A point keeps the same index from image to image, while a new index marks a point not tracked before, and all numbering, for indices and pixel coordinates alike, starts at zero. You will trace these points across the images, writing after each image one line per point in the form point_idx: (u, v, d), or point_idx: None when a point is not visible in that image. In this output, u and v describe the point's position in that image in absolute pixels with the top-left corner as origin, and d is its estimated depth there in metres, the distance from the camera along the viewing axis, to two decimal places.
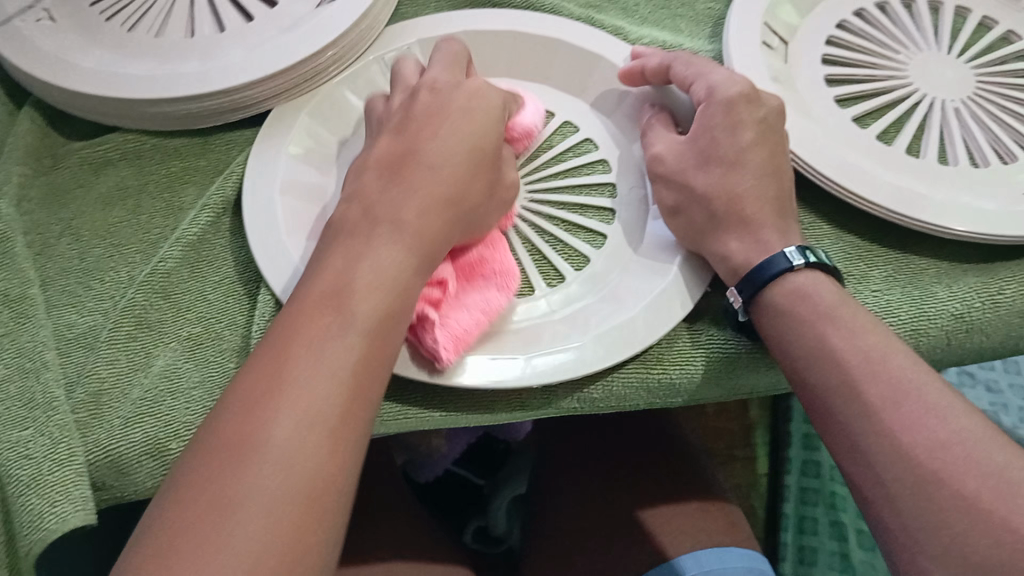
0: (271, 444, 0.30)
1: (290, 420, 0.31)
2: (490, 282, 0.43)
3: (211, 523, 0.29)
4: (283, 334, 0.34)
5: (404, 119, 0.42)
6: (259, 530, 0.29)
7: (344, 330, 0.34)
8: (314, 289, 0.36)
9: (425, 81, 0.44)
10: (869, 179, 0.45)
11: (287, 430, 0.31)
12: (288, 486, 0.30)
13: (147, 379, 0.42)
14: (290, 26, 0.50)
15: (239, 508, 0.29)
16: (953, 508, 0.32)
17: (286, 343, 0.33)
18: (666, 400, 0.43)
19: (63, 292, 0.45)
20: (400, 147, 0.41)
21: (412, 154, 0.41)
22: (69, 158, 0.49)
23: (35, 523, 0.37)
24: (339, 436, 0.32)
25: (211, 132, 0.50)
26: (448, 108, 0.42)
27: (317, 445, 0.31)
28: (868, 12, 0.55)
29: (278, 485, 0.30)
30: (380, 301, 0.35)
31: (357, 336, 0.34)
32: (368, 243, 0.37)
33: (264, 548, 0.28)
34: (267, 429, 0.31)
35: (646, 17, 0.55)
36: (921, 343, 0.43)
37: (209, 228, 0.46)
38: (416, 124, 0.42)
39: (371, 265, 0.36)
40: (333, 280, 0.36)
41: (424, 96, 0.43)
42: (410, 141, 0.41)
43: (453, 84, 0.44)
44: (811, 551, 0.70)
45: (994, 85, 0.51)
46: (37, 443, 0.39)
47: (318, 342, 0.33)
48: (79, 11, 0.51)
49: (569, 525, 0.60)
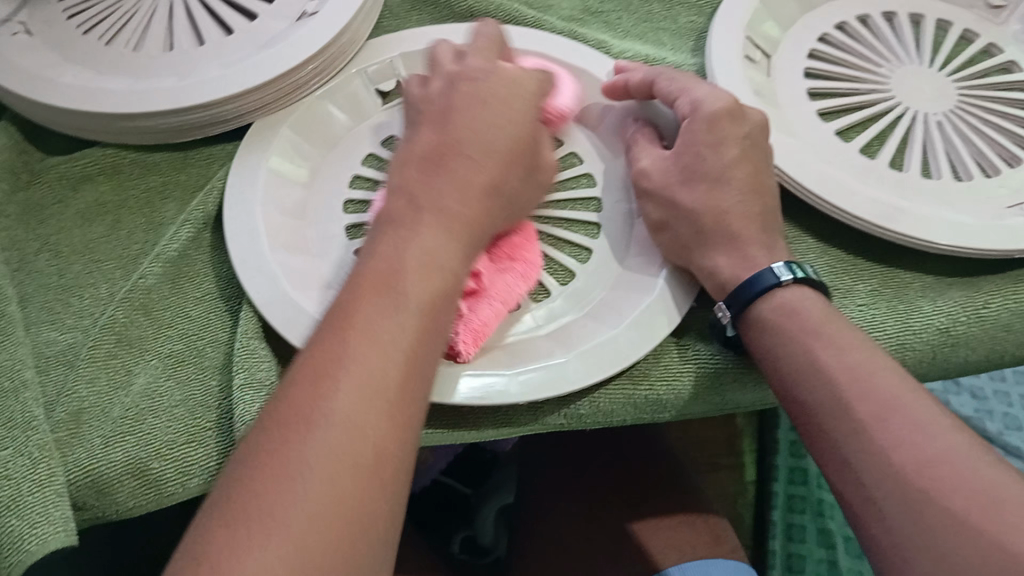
0: (331, 417, 0.31)
1: (348, 395, 0.31)
2: (518, 270, 0.43)
3: (274, 492, 0.29)
4: (340, 313, 0.34)
5: (440, 108, 0.41)
6: (321, 499, 0.29)
7: (397, 311, 0.34)
8: (367, 269, 0.35)
9: (463, 69, 0.43)
10: (853, 193, 0.46)
11: (346, 404, 0.31)
12: (348, 460, 0.30)
13: (128, 397, 0.41)
14: (271, 40, 0.49)
15: (299, 478, 0.29)
16: (943, 526, 0.32)
17: (344, 322, 0.33)
18: (653, 416, 0.43)
19: (41, 310, 0.44)
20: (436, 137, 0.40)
21: (453, 143, 0.40)
22: (46, 173, 0.48)
23: (13, 546, 0.36)
24: (395, 413, 0.32)
25: (192, 146, 0.49)
26: (484, 97, 0.41)
27: (374, 420, 0.31)
28: (850, 25, 0.55)
29: (338, 458, 0.30)
30: (431, 283, 0.35)
31: (410, 317, 0.34)
32: (413, 229, 0.37)
33: (325, 517, 0.29)
34: (326, 403, 0.31)
35: (629, 30, 0.55)
36: (907, 357, 0.43)
37: (190, 244, 0.46)
38: (455, 113, 0.41)
39: (417, 252, 0.36)
40: (384, 263, 0.35)
41: (462, 84, 0.42)
42: (446, 131, 0.40)
43: (490, 71, 0.42)
44: (798, 559, 0.68)
45: (975, 98, 0.52)
46: (16, 464, 0.38)
47: (373, 321, 0.33)
48: (56, 25, 0.50)
49: (551, 538, 0.59)
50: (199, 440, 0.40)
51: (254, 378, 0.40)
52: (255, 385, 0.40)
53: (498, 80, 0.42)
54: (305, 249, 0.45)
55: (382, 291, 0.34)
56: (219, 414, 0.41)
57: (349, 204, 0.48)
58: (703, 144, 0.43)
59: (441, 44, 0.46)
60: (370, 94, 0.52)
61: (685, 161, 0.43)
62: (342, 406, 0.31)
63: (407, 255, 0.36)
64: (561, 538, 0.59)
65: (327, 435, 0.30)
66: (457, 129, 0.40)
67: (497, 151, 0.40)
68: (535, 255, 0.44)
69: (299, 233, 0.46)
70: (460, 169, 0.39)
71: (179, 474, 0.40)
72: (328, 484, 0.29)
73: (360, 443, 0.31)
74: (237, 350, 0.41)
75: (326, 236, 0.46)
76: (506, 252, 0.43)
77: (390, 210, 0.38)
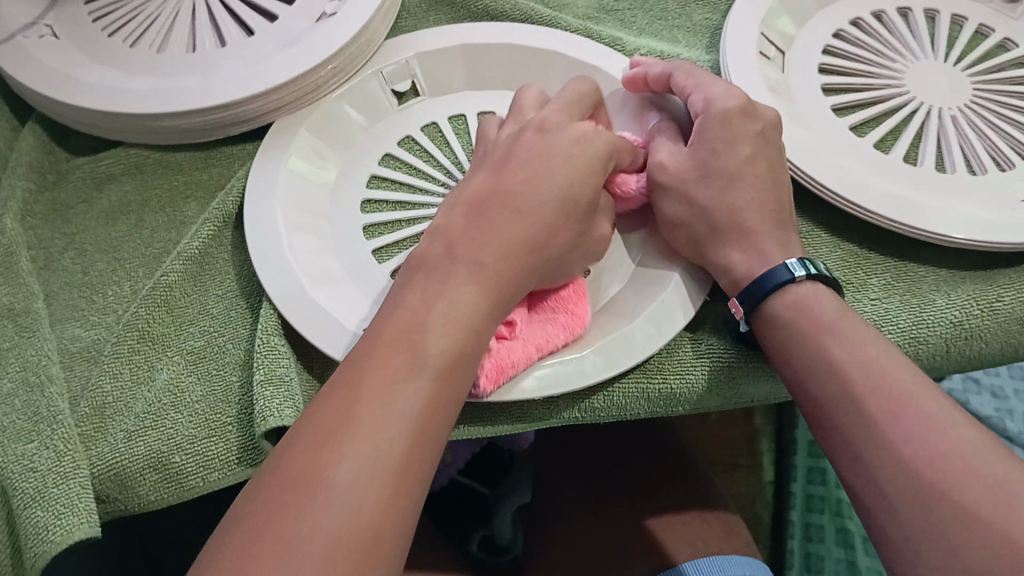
0: (335, 484, 0.30)
1: (356, 462, 0.30)
2: (558, 317, 0.41)
3: (267, 564, 0.28)
4: (352, 374, 0.33)
5: (509, 159, 0.42)
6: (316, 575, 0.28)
7: (413, 374, 0.33)
8: (385, 329, 0.35)
9: (535, 121, 0.44)
10: (868, 188, 0.46)
11: (353, 471, 0.30)
12: (349, 531, 0.29)
13: (151, 393, 0.42)
14: (290, 41, 0.50)
15: (296, 551, 0.28)
16: (954, 520, 0.32)
17: (357, 384, 0.33)
18: (667, 409, 0.43)
19: (67, 307, 0.45)
20: (496, 189, 0.41)
21: (504, 196, 0.40)
22: (72, 174, 0.49)
23: (39, 536, 0.37)
24: (403, 483, 0.31)
25: (214, 146, 0.50)
26: (551, 152, 0.42)
27: (380, 489, 0.30)
28: (865, 22, 0.55)
29: (339, 529, 0.29)
30: (450, 345, 0.35)
31: (427, 380, 0.33)
32: (447, 280, 0.37)
33: None
34: (333, 469, 0.30)
35: (644, 28, 0.56)
36: (920, 352, 0.43)
37: (210, 241, 0.46)
38: (515, 165, 0.42)
39: (445, 306, 0.36)
40: (406, 320, 0.35)
41: (531, 137, 0.43)
42: (507, 185, 0.41)
43: (562, 125, 0.43)
44: (818, 559, 0.68)
45: (990, 92, 0.52)
46: (42, 457, 0.39)
47: (388, 384, 0.33)
48: (81, 27, 0.51)
49: (565, 535, 0.60)
50: (221, 435, 0.41)
51: (274, 373, 0.41)
52: (275, 379, 0.40)
53: (568, 136, 0.43)
54: (323, 247, 0.46)
55: (400, 353, 0.34)
56: (240, 410, 0.42)
57: (366, 204, 0.49)
58: (717, 141, 0.43)
59: (531, 89, 0.47)
60: (385, 95, 0.52)
61: (700, 158, 0.43)
62: (347, 477, 0.30)
63: (435, 309, 0.36)
64: (576, 532, 0.60)
65: (329, 504, 0.29)
66: (515, 182, 0.41)
67: (548, 207, 0.40)
68: (583, 305, 0.42)
69: (317, 231, 0.47)
70: (507, 221, 0.39)
71: (201, 468, 0.40)
72: (328, 558, 0.28)
73: (361, 517, 0.29)
74: (257, 346, 0.42)
75: (344, 235, 0.47)
76: (549, 305, 0.42)
77: (427, 251, 0.39)
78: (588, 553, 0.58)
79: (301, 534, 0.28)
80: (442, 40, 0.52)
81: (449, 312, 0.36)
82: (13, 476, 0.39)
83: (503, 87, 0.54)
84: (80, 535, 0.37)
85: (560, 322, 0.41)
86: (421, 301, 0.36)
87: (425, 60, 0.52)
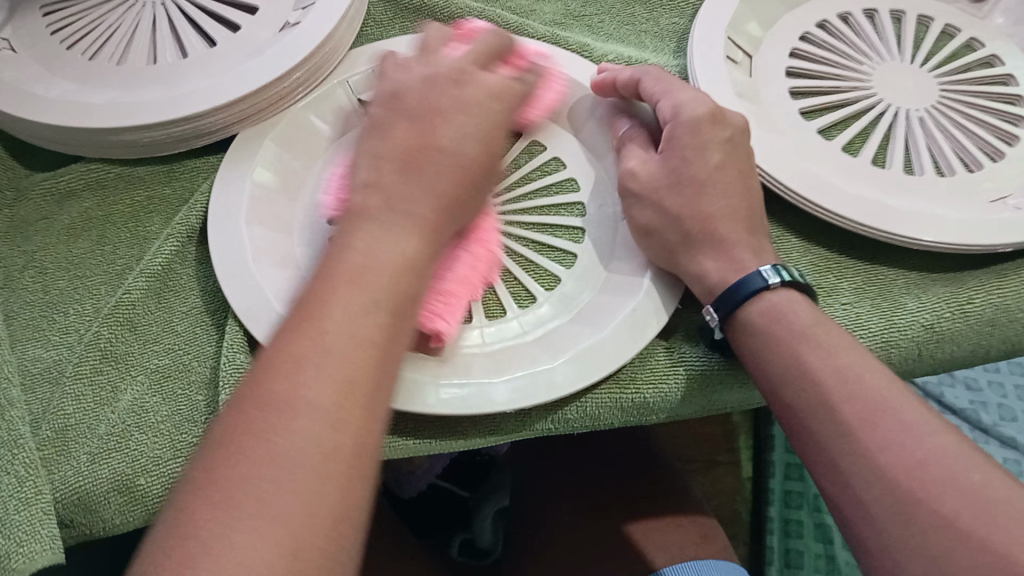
0: (309, 412, 0.29)
1: (328, 390, 0.30)
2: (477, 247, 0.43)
3: (251, 487, 0.28)
4: (312, 303, 0.32)
5: (419, 108, 0.40)
6: (300, 495, 0.28)
7: (373, 303, 0.33)
8: (336, 262, 0.34)
9: (439, 73, 0.41)
10: (837, 192, 0.46)
11: (325, 399, 0.30)
12: (328, 455, 0.29)
13: (114, 414, 0.41)
14: (254, 52, 0.49)
15: (277, 474, 0.28)
16: (934, 529, 0.32)
17: (318, 313, 0.32)
18: (641, 419, 0.43)
19: (26, 326, 0.44)
20: (413, 140, 0.39)
21: (428, 147, 0.38)
22: (32, 191, 0.48)
23: (2, 565, 0.37)
24: (371, 411, 0.31)
25: (177, 159, 0.49)
26: (468, 105, 0.40)
27: (353, 415, 0.30)
28: (832, 24, 0.55)
29: (319, 454, 0.29)
30: (404, 279, 0.34)
31: (386, 310, 0.33)
32: (383, 230, 0.35)
33: (304, 514, 0.28)
34: (304, 396, 0.30)
35: (611, 33, 0.55)
36: (892, 356, 0.43)
37: (174, 258, 0.45)
38: (430, 119, 0.39)
39: (387, 253, 0.35)
40: (354, 258, 0.34)
41: (445, 87, 0.41)
42: (424, 136, 0.39)
43: (469, 78, 0.41)
44: (797, 555, 0.68)
45: (956, 93, 0.52)
46: (2, 483, 0.38)
47: (349, 312, 0.32)
48: (38, 42, 0.50)
49: (546, 541, 0.59)
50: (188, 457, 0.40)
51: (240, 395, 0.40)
52: None
53: (480, 89, 0.41)
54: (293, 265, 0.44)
55: (358, 282, 0.33)
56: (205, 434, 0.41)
57: None
58: (688, 148, 0.43)
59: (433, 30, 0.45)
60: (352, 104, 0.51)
61: (671, 166, 0.43)
62: (321, 403, 0.30)
63: (376, 258, 0.34)
64: (555, 541, 0.59)
65: (304, 436, 0.29)
66: (437, 134, 0.39)
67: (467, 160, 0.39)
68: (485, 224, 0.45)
69: (281, 247, 0.45)
70: (433, 173, 0.38)
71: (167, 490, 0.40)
72: (311, 478, 0.28)
73: (336, 446, 0.29)
74: (223, 365, 0.41)
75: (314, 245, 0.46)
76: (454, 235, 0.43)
77: (364, 203, 0.36)
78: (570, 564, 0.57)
79: (284, 460, 0.28)
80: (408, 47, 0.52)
81: (397, 255, 0.35)
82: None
83: None
84: (42, 563, 0.37)
85: (482, 251, 0.44)
86: (364, 245, 0.35)
87: None
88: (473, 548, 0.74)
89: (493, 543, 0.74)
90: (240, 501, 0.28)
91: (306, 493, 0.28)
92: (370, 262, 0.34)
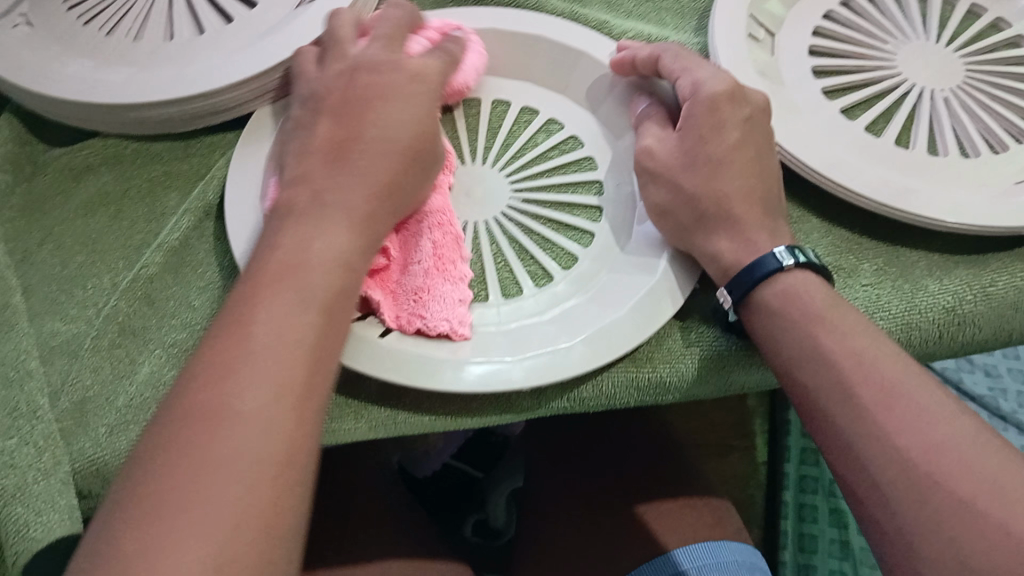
0: (241, 412, 0.30)
1: (259, 389, 0.30)
2: (434, 230, 0.43)
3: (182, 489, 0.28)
4: (240, 305, 0.33)
5: (345, 103, 0.41)
6: (237, 493, 0.28)
7: (305, 305, 0.33)
8: (271, 261, 0.35)
9: (365, 65, 0.42)
10: (859, 172, 0.45)
11: (257, 399, 0.30)
12: (263, 452, 0.29)
13: (132, 387, 0.41)
14: (270, 28, 0.49)
15: (212, 473, 0.28)
16: (949, 513, 0.32)
17: (247, 317, 0.32)
18: (658, 398, 0.43)
19: (45, 300, 0.44)
20: (340, 133, 0.40)
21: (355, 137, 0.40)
22: (50, 165, 0.48)
23: (20, 534, 0.37)
24: (304, 409, 0.31)
25: (194, 135, 0.49)
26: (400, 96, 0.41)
27: (284, 416, 0.30)
28: (856, 2, 0.54)
29: (252, 450, 0.29)
30: (337, 278, 0.35)
31: (317, 311, 0.33)
32: (321, 223, 0.36)
33: (240, 511, 0.28)
34: (236, 397, 0.30)
35: (631, 10, 0.55)
36: (911, 336, 0.42)
37: (191, 232, 0.45)
38: (355, 111, 0.40)
39: (324, 245, 0.36)
40: (291, 254, 0.35)
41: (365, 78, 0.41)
42: (349, 130, 0.40)
43: (393, 66, 0.42)
44: (811, 539, 0.70)
45: (982, 73, 0.51)
46: (22, 453, 0.39)
47: (280, 315, 0.32)
48: (55, 17, 0.50)
49: (557, 523, 0.60)
50: None
51: None
52: None
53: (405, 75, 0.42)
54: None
55: (289, 282, 0.34)
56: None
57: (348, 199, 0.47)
58: (705, 127, 0.42)
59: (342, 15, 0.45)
60: None
61: (687, 145, 0.43)
62: (251, 401, 0.30)
63: (317, 248, 0.35)
64: (565, 521, 0.59)
65: (237, 435, 0.29)
66: (367, 126, 0.40)
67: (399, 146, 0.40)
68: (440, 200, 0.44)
69: None
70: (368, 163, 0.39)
71: None
72: (246, 477, 0.29)
73: (272, 444, 0.30)
74: None
75: None
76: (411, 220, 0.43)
77: (292, 199, 0.38)
78: (584, 548, 0.57)
79: (217, 461, 0.28)
80: None
81: (333, 249, 0.36)
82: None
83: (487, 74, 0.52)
84: (60, 532, 0.37)
85: (443, 233, 0.43)
86: (301, 241, 0.36)
87: None
88: (487, 528, 0.77)
89: (506, 524, 0.77)
90: (173, 503, 0.27)
91: (241, 493, 0.28)
92: (293, 259, 0.35)
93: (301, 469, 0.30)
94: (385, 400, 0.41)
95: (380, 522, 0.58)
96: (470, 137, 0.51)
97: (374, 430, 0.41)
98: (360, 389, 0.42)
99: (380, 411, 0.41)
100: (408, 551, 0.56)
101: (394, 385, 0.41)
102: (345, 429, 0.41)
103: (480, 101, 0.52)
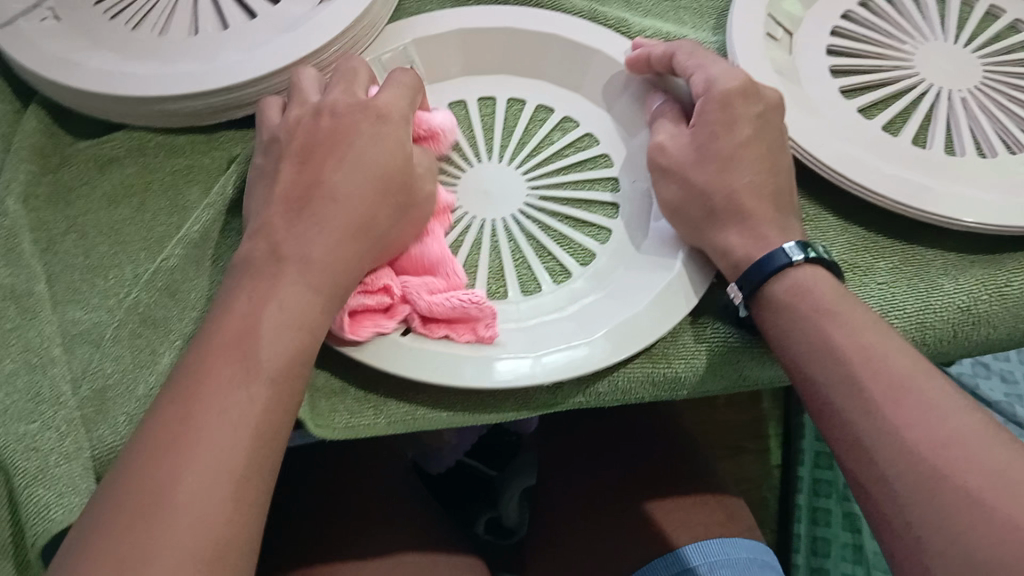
0: (176, 503, 0.30)
1: (197, 477, 0.31)
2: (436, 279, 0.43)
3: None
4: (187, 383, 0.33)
5: (309, 150, 0.41)
6: None
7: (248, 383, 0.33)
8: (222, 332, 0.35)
9: (330, 104, 0.42)
10: (874, 170, 0.45)
11: (194, 488, 0.31)
12: (196, 545, 0.30)
13: (153, 376, 0.42)
14: (292, 23, 0.49)
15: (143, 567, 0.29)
16: (955, 507, 0.32)
17: (190, 399, 0.32)
18: (671, 394, 0.43)
19: (68, 288, 0.45)
20: (301, 181, 0.40)
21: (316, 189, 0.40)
22: (77, 157, 0.49)
23: (40, 515, 0.38)
24: (242, 496, 0.32)
25: (216, 129, 0.50)
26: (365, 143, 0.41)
27: (220, 506, 0.31)
28: (874, 2, 0.54)
29: (187, 544, 0.30)
30: (286, 347, 0.35)
31: (260, 389, 0.34)
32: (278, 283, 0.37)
33: None
34: (175, 486, 0.30)
35: (649, 9, 0.55)
36: (926, 337, 0.43)
37: (212, 225, 0.46)
38: (321, 152, 0.41)
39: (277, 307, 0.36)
40: (260, 310, 0.35)
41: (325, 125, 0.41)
42: (312, 174, 0.40)
43: (359, 105, 0.42)
44: (823, 543, 0.70)
45: (1000, 74, 0.51)
46: (44, 437, 0.40)
47: (223, 396, 0.33)
48: (82, 9, 0.51)
49: (566, 523, 0.60)
50: None
51: None
52: None
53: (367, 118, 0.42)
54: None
55: (234, 359, 0.34)
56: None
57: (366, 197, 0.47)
58: (718, 123, 0.43)
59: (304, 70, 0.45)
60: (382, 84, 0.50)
61: (700, 140, 0.43)
62: (188, 490, 0.30)
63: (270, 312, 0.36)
64: (575, 519, 0.60)
65: (171, 529, 0.30)
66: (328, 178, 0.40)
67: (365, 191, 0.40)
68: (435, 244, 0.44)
69: None
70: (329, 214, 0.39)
71: None
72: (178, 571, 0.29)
73: (205, 534, 0.30)
74: None
75: None
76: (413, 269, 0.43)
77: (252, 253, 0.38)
78: (594, 550, 0.57)
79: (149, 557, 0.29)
80: (438, 24, 0.51)
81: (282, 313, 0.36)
82: (17, 457, 0.39)
83: (503, 72, 0.52)
84: (77, 513, 0.38)
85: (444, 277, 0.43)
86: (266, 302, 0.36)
87: (422, 47, 0.51)
88: (499, 525, 0.78)
89: (519, 523, 0.78)
90: None
91: None
92: (241, 307, 0.36)
93: (238, 557, 0.31)
94: (401, 394, 0.42)
95: (390, 514, 0.58)
96: (486, 135, 0.51)
97: (390, 426, 0.42)
98: (377, 383, 0.42)
99: (397, 405, 0.42)
100: (418, 544, 0.57)
101: (409, 379, 0.42)
102: (363, 424, 0.41)
103: (496, 100, 0.52)
